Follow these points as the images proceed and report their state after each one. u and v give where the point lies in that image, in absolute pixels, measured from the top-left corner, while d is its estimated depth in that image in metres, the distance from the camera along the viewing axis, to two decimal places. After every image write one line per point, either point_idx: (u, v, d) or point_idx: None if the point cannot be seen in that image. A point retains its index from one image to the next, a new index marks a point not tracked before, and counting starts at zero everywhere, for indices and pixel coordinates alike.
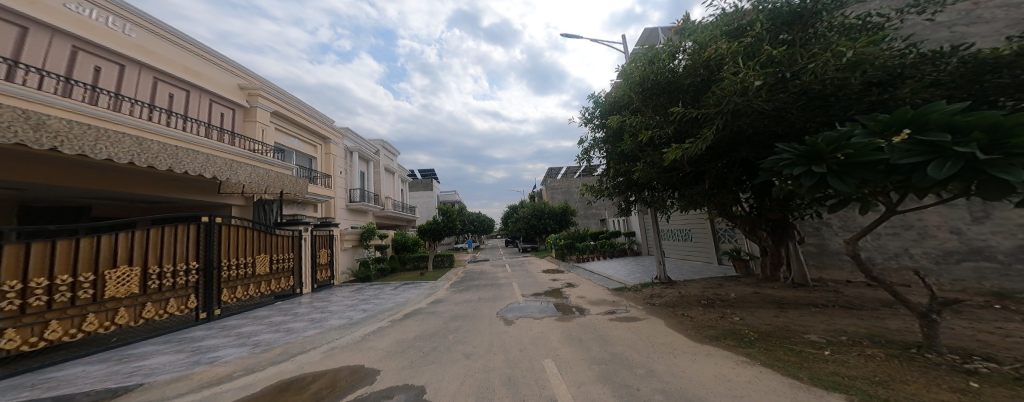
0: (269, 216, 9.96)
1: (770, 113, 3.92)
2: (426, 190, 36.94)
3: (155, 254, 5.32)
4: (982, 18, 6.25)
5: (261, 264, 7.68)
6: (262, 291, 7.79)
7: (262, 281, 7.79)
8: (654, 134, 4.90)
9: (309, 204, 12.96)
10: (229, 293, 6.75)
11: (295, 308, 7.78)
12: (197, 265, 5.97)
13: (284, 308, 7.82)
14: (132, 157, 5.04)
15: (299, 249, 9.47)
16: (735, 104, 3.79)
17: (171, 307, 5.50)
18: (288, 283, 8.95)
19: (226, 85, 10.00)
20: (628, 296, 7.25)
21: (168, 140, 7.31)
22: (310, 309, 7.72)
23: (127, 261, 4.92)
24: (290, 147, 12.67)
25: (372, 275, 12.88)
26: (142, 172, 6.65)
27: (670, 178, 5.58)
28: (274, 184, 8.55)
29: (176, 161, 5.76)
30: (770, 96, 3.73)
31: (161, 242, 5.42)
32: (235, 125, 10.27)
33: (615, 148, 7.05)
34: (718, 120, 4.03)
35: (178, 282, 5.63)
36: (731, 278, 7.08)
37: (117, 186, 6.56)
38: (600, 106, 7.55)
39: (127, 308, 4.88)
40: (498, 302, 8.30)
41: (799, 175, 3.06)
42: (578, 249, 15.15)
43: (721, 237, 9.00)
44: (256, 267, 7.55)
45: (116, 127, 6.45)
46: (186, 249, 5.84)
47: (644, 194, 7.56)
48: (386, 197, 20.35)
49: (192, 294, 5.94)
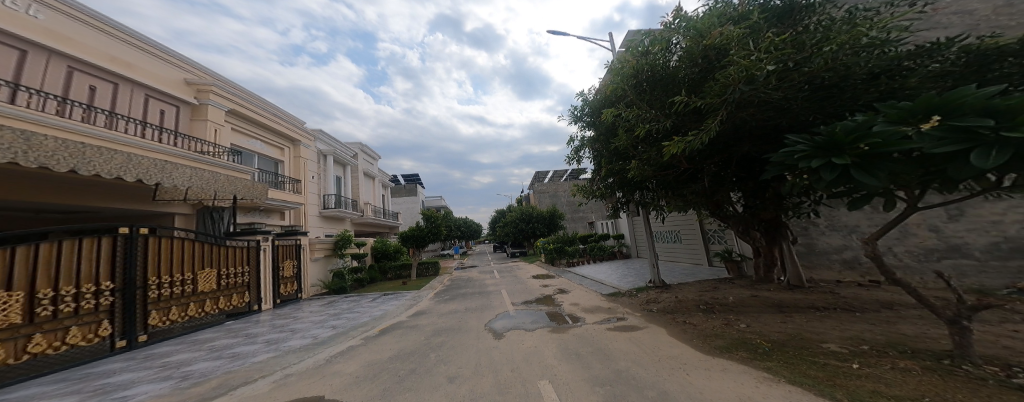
0: (216, 226, 8.92)
1: (776, 103, 3.65)
2: (409, 196, 35.85)
3: (47, 275, 4.54)
4: (940, 24, 6.38)
5: (204, 280, 6.88)
6: (205, 310, 6.99)
7: (205, 300, 6.98)
8: (651, 128, 4.59)
9: (272, 211, 12.03)
10: (158, 315, 5.93)
11: (250, 329, 6.89)
12: (112, 285, 5.23)
13: (235, 328, 6.92)
14: (14, 157, 4.41)
15: (256, 261, 8.61)
16: (741, 92, 3.47)
17: (72, 338, 4.70)
18: (241, 300, 8.10)
19: (165, 79, 9.09)
20: (622, 302, 6.94)
21: (81, 138, 6.44)
22: (269, 329, 6.87)
23: (4, 285, 4.12)
24: (250, 150, 11.71)
25: (348, 287, 11.96)
26: (49, 178, 5.79)
27: (665, 177, 5.30)
28: (223, 190, 7.77)
29: (79, 161, 5.14)
30: (779, 84, 3.46)
31: (58, 260, 4.67)
32: (180, 124, 9.36)
33: (606, 146, 6.78)
34: (722, 110, 3.68)
35: (85, 307, 4.86)
36: (724, 280, 6.90)
37: (12, 195, 5.60)
38: (589, 104, 7.27)
39: (4, 342, 4.05)
40: (486, 312, 7.75)
41: (819, 168, 2.74)
42: (567, 254, 14.86)
43: (711, 238, 8.88)
44: (198, 284, 6.76)
45: (10, 122, 5.53)
46: (97, 266, 5.11)
47: (635, 195, 7.30)
48: (365, 203, 19.35)
49: (106, 319, 5.15)
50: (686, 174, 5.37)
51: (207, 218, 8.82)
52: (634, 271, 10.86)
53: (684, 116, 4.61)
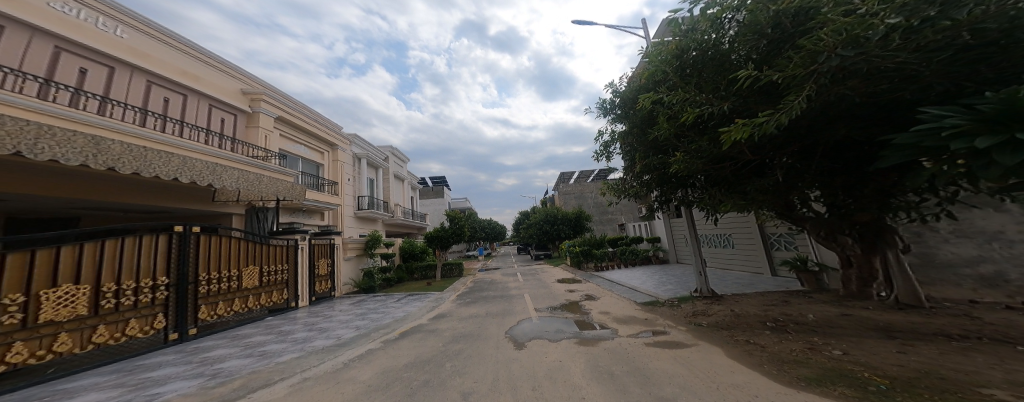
0: (262, 224, 9.34)
1: (893, 72, 2.60)
2: (438, 197, 36.56)
3: (111, 270, 4.71)
4: None
5: (247, 277, 7.06)
6: (249, 306, 7.19)
7: (248, 296, 7.16)
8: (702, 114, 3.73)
9: (315, 212, 12.60)
10: (207, 310, 6.09)
11: (281, 325, 6.99)
12: (167, 280, 5.37)
13: (271, 325, 7.06)
14: (84, 159, 4.52)
15: (294, 259, 8.84)
16: (837, 61, 2.49)
17: (131, 330, 4.85)
18: (281, 297, 8.30)
19: (226, 89, 9.74)
20: (661, 313, 6.04)
21: (156, 145, 6.90)
22: (298, 326, 6.92)
23: (72, 279, 4.28)
24: (295, 155, 12.35)
25: (376, 286, 12.12)
26: (123, 177, 6.11)
27: (720, 172, 4.39)
28: (267, 191, 7.93)
29: (140, 164, 5.20)
30: (900, 46, 2.42)
31: (121, 256, 4.82)
32: (237, 131, 9.98)
33: (641, 138, 5.95)
34: (809, 85, 2.72)
35: (142, 300, 5.01)
36: (796, 294, 5.72)
37: (93, 195, 5.88)
38: (620, 94, 6.52)
39: (69, 333, 4.21)
40: (508, 318, 7.18)
41: (987, 149, 1.82)
42: (595, 257, 13.94)
43: (773, 244, 7.58)
44: (241, 281, 6.95)
45: (98, 131, 6.01)
46: (155, 262, 5.27)
47: (679, 194, 6.37)
48: (396, 205, 19.80)
49: (161, 312, 5.31)
50: (751, 166, 4.42)
51: (253, 217, 9.18)
52: (675, 278, 9.69)
53: (747, 97, 3.68)
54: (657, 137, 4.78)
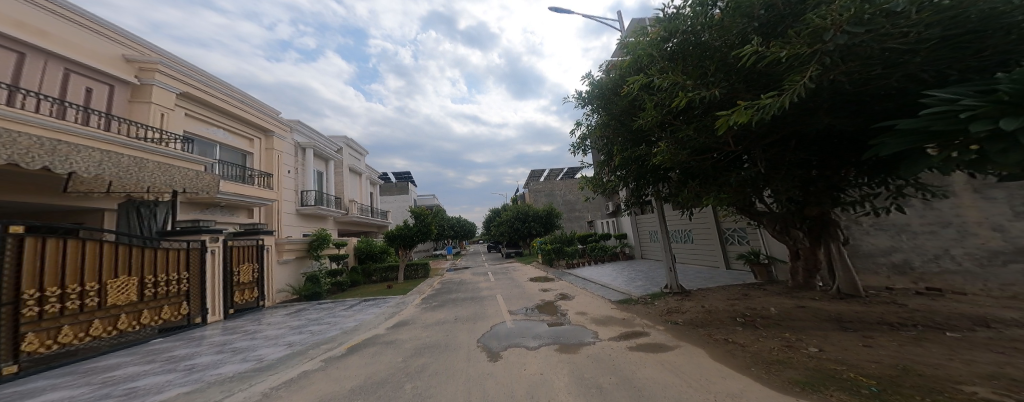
0: (139, 224, 7.80)
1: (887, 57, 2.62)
2: (400, 194, 34.53)
3: None
4: None
5: (116, 291, 5.82)
6: (119, 328, 5.90)
7: (117, 315, 5.88)
8: (698, 99, 3.60)
9: (236, 208, 10.99)
10: (36, 340, 4.76)
11: (174, 349, 5.89)
12: None
13: (155, 349, 5.89)
14: None
15: (201, 264, 7.65)
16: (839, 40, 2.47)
17: None
18: (179, 312, 7.04)
19: (97, 53, 8.16)
20: (639, 312, 6.14)
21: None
22: (198, 350, 5.86)
23: None
24: (209, 139, 10.74)
25: (323, 292, 10.84)
26: None
27: (703, 164, 4.38)
28: (155, 178, 7.16)
29: None
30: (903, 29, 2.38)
31: None
32: (115, 105, 8.46)
33: (622, 132, 6.05)
34: (815, 63, 2.63)
35: None
36: (752, 286, 6.08)
37: None
38: (601, 87, 6.47)
39: None
40: (480, 322, 6.76)
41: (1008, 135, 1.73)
42: (567, 254, 14.11)
43: (728, 238, 8.15)
44: (106, 298, 5.68)
45: None
46: None
47: (651, 186, 6.47)
48: (351, 201, 18.02)
49: None
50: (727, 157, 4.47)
51: (132, 214, 7.75)
52: (643, 274, 10.03)
53: (734, 83, 3.64)
54: (641, 126, 4.69)
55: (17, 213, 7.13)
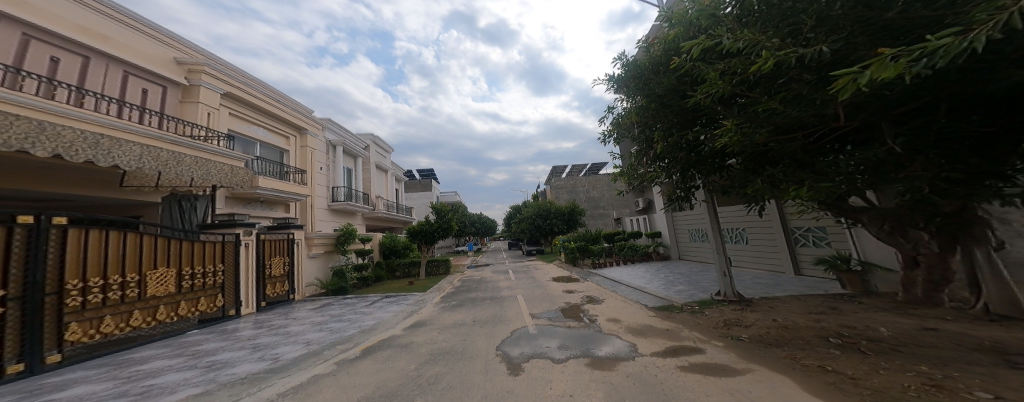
0: (177, 218, 7.69)
1: None
2: (425, 191, 35.07)
3: None
4: None
5: (156, 283, 5.77)
6: (160, 319, 5.88)
7: (158, 307, 5.85)
8: (793, 60, 2.50)
9: (274, 203, 11.30)
10: (79, 330, 4.73)
11: (203, 343, 5.77)
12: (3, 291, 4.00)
13: (187, 342, 5.81)
14: None
15: (235, 257, 7.63)
16: None
17: None
18: (214, 304, 7.05)
19: (152, 56, 8.52)
20: (687, 323, 5.12)
21: (55, 119, 5.82)
22: (225, 345, 5.71)
23: None
24: (250, 137, 11.07)
25: (348, 287, 10.81)
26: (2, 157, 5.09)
27: (791, 146, 3.13)
28: (192, 173, 7.00)
29: None
30: None
31: None
32: (168, 105, 8.76)
33: (666, 115, 5.12)
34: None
35: None
36: (841, 299, 4.86)
37: None
38: (640, 64, 5.44)
39: None
40: (500, 326, 6.08)
41: None
42: (593, 253, 13.11)
43: (797, 240, 6.83)
44: (145, 289, 5.64)
45: None
46: None
47: (703, 177, 5.40)
48: (378, 197, 18.20)
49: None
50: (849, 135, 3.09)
51: (174, 207, 7.73)
52: (685, 277, 8.84)
53: (852, 36, 2.45)
54: (699, 102, 3.71)
55: (72, 206, 7.58)
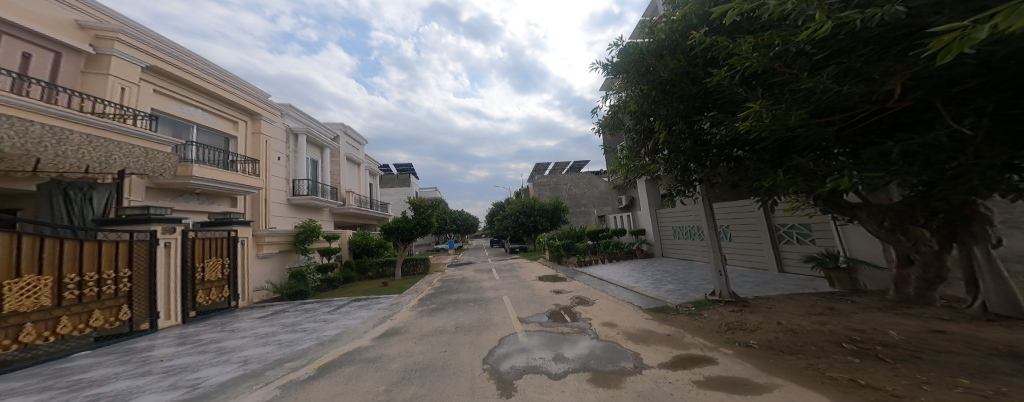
0: (63, 214, 6.09)
1: None
2: (402, 186, 33.53)
3: None
4: None
5: (19, 296, 4.55)
6: (24, 340, 4.65)
7: (18, 325, 4.61)
8: (859, 23, 2.19)
9: (215, 196, 9.84)
10: None
11: (89, 370, 4.60)
12: None
13: (66, 369, 4.62)
14: None
15: (149, 259, 6.37)
16: None
17: None
18: (117, 318, 5.81)
19: (45, 16, 6.83)
20: (686, 327, 4.86)
21: None
22: (120, 370, 4.57)
23: None
24: (183, 118, 9.50)
25: (309, 291, 9.64)
26: None
27: (828, 131, 2.90)
28: (82, 155, 5.69)
29: None
30: None
31: None
32: (63, 76, 7.11)
33: (672, 104, 4.83)
34: None
35: None
36: (834, 297, 4.84)
37: None
38: (642, 49, 5.02)
39: None
40: (486, 333, 5.49)
41: None
42: (578, 251, 12.87)
43: (781, 237, 7.01)
44: (0, 303, 4.40)
45: None
46: None
47: (706, 167, 5.18)
48: (348, 191, 16.76)
49: None
50: (892, 117, 2.81)
51: (58, 201, 6.09)
52: (673, 276, 8.75)
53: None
54: (722, 81, 3.49)
55: None
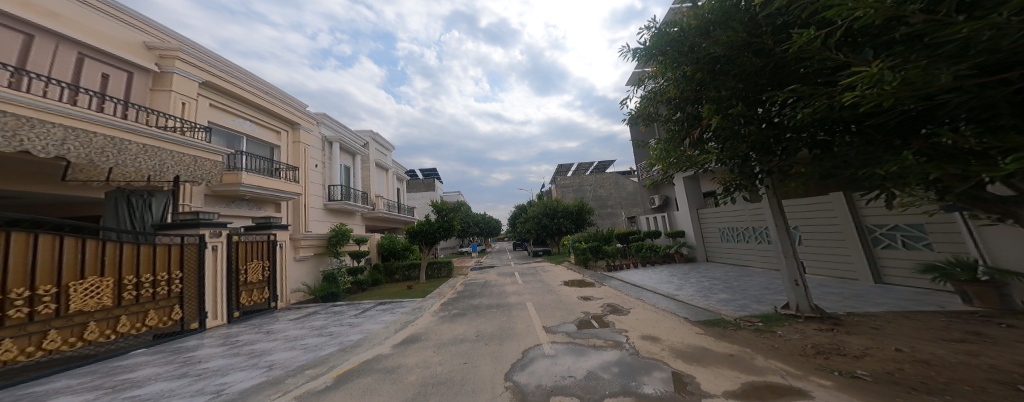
0: (124, 218, 6.51)
1: None
2: (429, 190, 34.24)
3: None
4: None
5: (83, 295, 4.80)
6: (90, 338, 4.89)
7: (83, 324, 4.84)
8: None
9: (262, 201, 10.34)
10: None
11: (137, 369, 4.66)
12: None
13: (118, 367, 4.73)
14: None
15: (198, 262, 6.63)
16: None
17: None
18: (170, 317, 6.05)
19: (118, 40, 7.57)
20: (756, 346, 3.91)
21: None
22: (163, 371, 4.58)
23: None
24: (234, 130, 10.16)
25: (339, 293, 9.78)
26: None
27: (997, 94, 1.82)
28: (140, 163, 5.94)
29: None
30: None
31: None
32: (135, 93, 7.83)
33: (726, 82, 3.92)
34: None
35: None
36: (975, 321, 3.67)
37: None
38: (685, 25, 4.24)
39: None
40: (509, 344, 4.91)
41: None
42: (607, 254, 11.91)
43: (876, 240, 6.05)
44: (66, 303, 4.64)
45: None
46: None
47: (777, 155, 4.11)
48: (377, 196, 17.25)
49: None
50: None
51: (121, 206, 6.56)
52: (723, 283, 7.58)
53: None
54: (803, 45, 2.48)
55: (15, 202, 6.59)
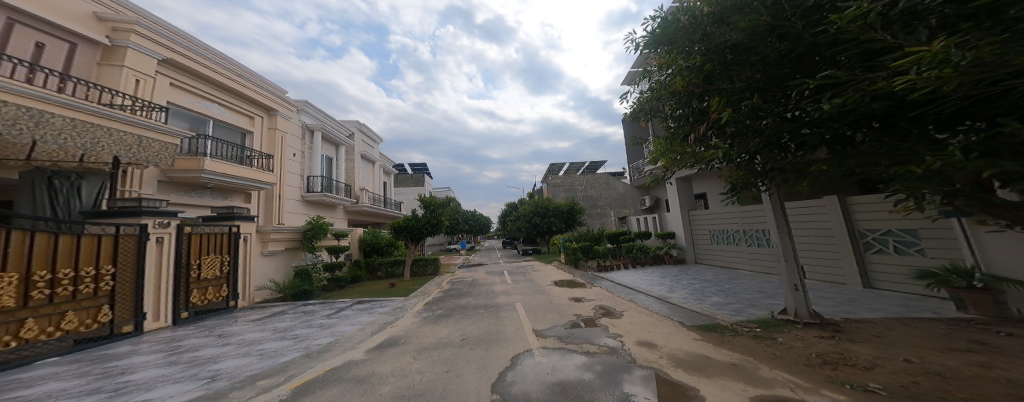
0: (47, 205, 5.69)
1: None
2: (416, 185, 33.38)
3: None
4: None
5: None
6: None
7: None
8: None
9: (228, 190, 9.54)
10: None
11: (37, 384, 3.94)
12: None
13: (15, 381, 3.99)
14: None
15: (138, 257, 5.94)
16: None
17: None
18: (95, 320, 5.33)
19: (63, 8, 6.70)
20: (758, 355, 3.70)
21: None
22: (70, 387, 3.88)
23: None
24: (199, 113, 9.28)
25: (313, 291, 9.13)
26: None
27: None
28: (65, 140, 5.33)
29: None
30: None
31: None
32: (78, 67, 6.93)
33: (739, 73, 3.66)
34: None
35: None
36: (976, 329, 3.58)
37: None
38: (697, 13, 4.00)
39: None
40: (495, 349, 4.55)
41: None
42: (598, 254, 11.68)
43: (867, 244, 6.09)
44: None
45: None
46: None
47: (789, 151, 3.89)
48: (361, 189, 16.46)
49: None
50: None
51: (44, 190, 5.70)
52: (716, 286, 7.48)
53: None
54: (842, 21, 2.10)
55: None
